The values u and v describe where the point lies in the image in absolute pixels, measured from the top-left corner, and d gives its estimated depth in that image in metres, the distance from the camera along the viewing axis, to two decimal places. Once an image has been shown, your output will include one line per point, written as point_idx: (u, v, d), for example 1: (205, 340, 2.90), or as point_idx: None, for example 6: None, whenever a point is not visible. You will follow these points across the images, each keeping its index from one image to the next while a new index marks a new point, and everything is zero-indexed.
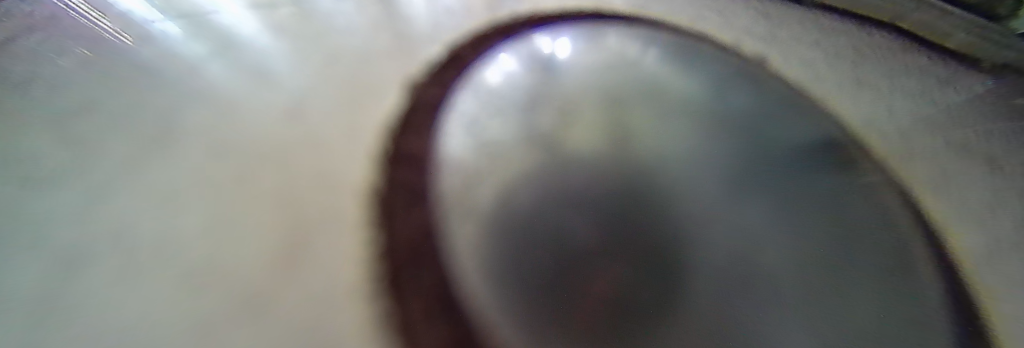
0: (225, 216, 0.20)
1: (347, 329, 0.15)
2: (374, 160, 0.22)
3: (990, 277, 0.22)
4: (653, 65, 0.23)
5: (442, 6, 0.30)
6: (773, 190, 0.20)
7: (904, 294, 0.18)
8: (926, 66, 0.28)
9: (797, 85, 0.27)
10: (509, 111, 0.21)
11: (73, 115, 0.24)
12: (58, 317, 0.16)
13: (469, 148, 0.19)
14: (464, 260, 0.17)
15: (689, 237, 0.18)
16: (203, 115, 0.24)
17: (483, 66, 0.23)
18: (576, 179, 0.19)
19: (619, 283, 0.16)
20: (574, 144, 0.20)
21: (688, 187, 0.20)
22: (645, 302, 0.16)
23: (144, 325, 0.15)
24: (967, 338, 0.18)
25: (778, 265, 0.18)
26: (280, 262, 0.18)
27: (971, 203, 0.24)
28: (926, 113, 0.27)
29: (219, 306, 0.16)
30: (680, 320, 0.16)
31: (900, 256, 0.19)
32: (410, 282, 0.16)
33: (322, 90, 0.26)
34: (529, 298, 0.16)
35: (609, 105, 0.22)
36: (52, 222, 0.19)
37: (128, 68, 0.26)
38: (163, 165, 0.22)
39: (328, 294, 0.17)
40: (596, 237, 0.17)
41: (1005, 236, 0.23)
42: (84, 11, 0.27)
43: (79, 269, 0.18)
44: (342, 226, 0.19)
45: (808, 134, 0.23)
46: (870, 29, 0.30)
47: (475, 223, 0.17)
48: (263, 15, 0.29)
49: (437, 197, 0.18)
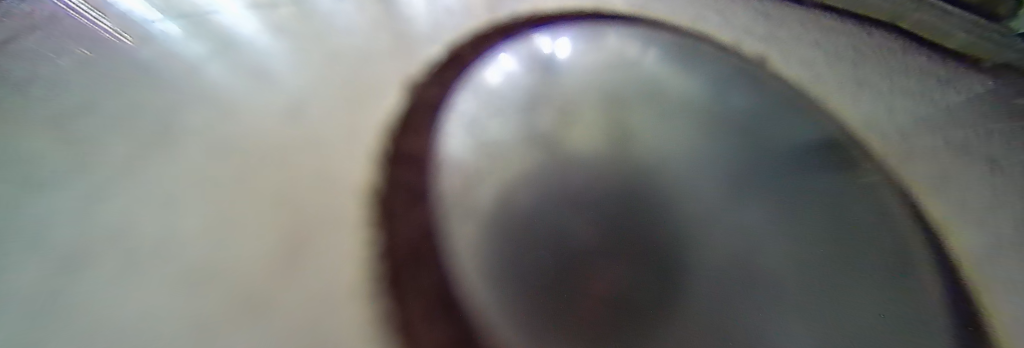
0: (224, 216, 0.20)
1: (348, 329, 0.15)
2: (374, 160, 0.22)
3: (988, 278, 0.22)
4: (653, 66, 0.23)
5: (442, 6, 0.30)
6: (773, 191, 0.20)
7: (903, 294, 0.18)
8: (927, 66, 0.28)
9: (797, 85, 0.27)
10: (510, 111, 0.21)
11: (73, 115, 0.24)
12: (58, 316, 0.16)
13: (469, 149, 0.20)
14: (464, 261, 0.17)
15: (690, 237, 0.18)
16: (202, 115, 0.24)
17: (483, 66, 0.23)
18: (577, 180, 0.19)
19: (620, 283, 0.16)
20: (574, 144, 0.20)
21: (688, 187, 0.20)
22: (646, 302, 0.16)
23: (144, 325, 0.15)
24: (966, 337, 0.18)
25: (779, 265, 0.18)
26: (279, 262, 0.18)
27: (971, 204, 0.24)
28: (927, 113, 0.27)
29: (219, 307, 0.16)
30: (681, 319, 0.16)
31: (900, 256, 0.19)
32: (410, 283, 0.16)
33: (321, 90, 0.25)
34: (530, 297, 0.16)
35: (609, 106, 0.22)
36: (53, 222, 0.19)
37: (127, 68, 0.26)
38: (163, 165, 0.22)
39: (328, 294, 0.17)
40: (598, 237, 0.17)
41: (1006, 236, 0.23)
42: (84, 10, 0.28)
43: (80, 269, 0.18)
44: (342, 226, 0.19)
45: (807, 134, 0.23)
46: (870, 29, 0.30)
47: (475, 224, 0.17)
48: (263, 15, 0.29)
49: (437, 197, 0.19)
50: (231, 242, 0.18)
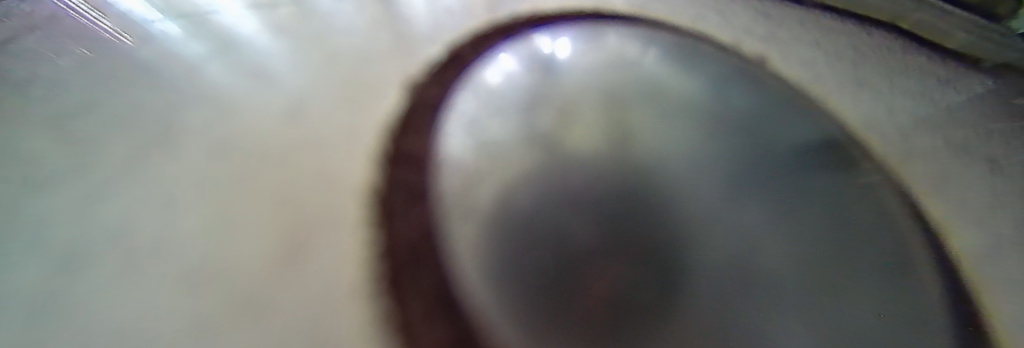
0: (224, 215, 0.19)
1: (347, 329, 0.15)
2: (374, 160, 0.22)
3: (987, 278, 0.22)
4: (654, 66, 0.23)
5: (442, 6, 0.30)
6: (773, 192, 0.20)
7: (903, 294, 0.18)
8: (926, 66, 0.28)
9: (797, 85, 0.27)
10: (510, 111, 0.21)
11: (72, 115, 0.24)
12: (59, 316, 0.16)
13: (469, 149, 0.20)
14: (463, 261, 0.17)
15: (690, 237, 0.18)
16: (202, 115, 0.24)
17: (483, 66, 0.23)
18: (577, 180, 0.19)
19: (622, 283, 0.16)
20: (574, 145, 0.20)
21: (688, 187, 0.20)
22: (646, 302, 0.16)
23: (145, 325, 0.15)
24: (966, 338, 0.18)
25: (777, 265, 0.18)
26: (278, 261, 0.17)
27: (971, 204, 0.24)
28: (928, 113, 0.27)
29: (218, 307, 0.16)
30: (682, 320, 0.16)
31: (900, 256, 0.19)
32: (410, 283, 0.17)
33: (321, 90, 0.25)
34: (530, 297, 0.16)
35: (608, 105, 0.22)
36: (52, 223, 0.19)
37: (127, 68, 0.26)
38: (162, 165, 0.22)
39: (326, 294, 0.16)
40: (598, 237, 0.17)
41: (1007, 237, 0.23)
42: (84, 11, 0.28)
43: (79, 269, 0.18)
44: (341, 226, 0.19)
45: (807, 134, 0.23)
46: (870, 29, 0.30)
47: (474, 224, 0.18)
48: (263, 15, 0.29)
49: (437, 198, 0.19)
50: (231, 241, 0.18)
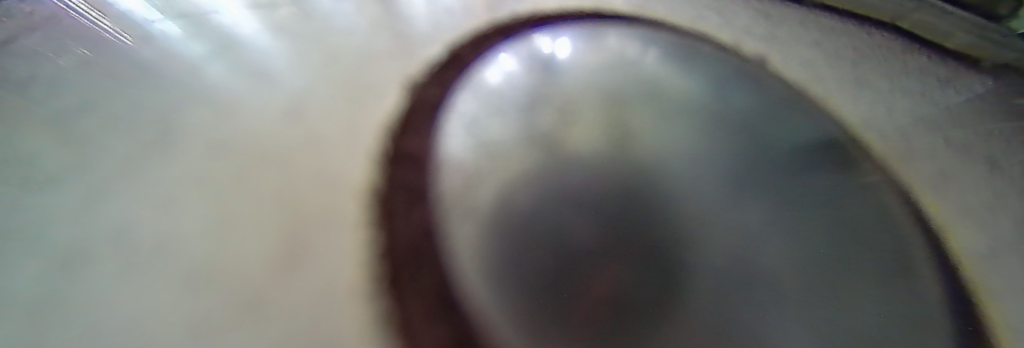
0: (223, 214, 0.19)
1: (346, 330, 0.15)
2: (373, 160, 0.22)
3: (985, 278, 0.22)
4: (654, 65, 0.23)
5: (443, 7, 0.30)
6: (775, 194, 0.20)
7: (902, 293, 0.18)
8: (927, 66, 0.28)
9: (797, 84, 0.27)
10: (509, 110, 0.21)
11: (68, 115, 0.24)
12: (61, 315, 0.16)
13: (469, 149, 0.20)
14: (464, 262, 0.17)
15: (690, 237, 0.18)
16: (200, 113, 0.24)
17: (483, 66, 0.23)
18: (577, 183, 0.19)
19: (619, 284, 0.17)
20: (575, 144, 0.20)
21: (690, 188, 0.20)
22: (645, 303, 0.16)
23: (147, 325, 0.15)
24: (965, 338, 0.18)
25: (779, 265, 0.18)
26: (278, 260, 0.17)
27: (969, 204, 0.24)
28: (930, 112, 0.27)
29: (217, 307, 0.16)
30: (680, 320, 0.16)
31: (900, 258, 0.19)
32: (410, 282, 0.17)
33: (320, 89, 0.25)
34: (530, 298, 0.16)
35: (609, 105, 0.21)
36: (55, 223, 0.20)
37: (126, 67, 0.26)
38: (160, 164, 0.22)
39: (326, 294, 0.16)
40: (596, 238, 0.18)
41: (1006, 236, 0.23)
42: (83, 10, 0.28)
43: (79, 269, 0.18)
44: (342, 227, 0.19)
45: (807, 134, 0.23)
46: (870, 29, 0.30)
47: (475, 224, 0.18)
48: (264, 15, 0.29)
49: (437, 197, 0.19)
50: (230, 241, 0.18)
